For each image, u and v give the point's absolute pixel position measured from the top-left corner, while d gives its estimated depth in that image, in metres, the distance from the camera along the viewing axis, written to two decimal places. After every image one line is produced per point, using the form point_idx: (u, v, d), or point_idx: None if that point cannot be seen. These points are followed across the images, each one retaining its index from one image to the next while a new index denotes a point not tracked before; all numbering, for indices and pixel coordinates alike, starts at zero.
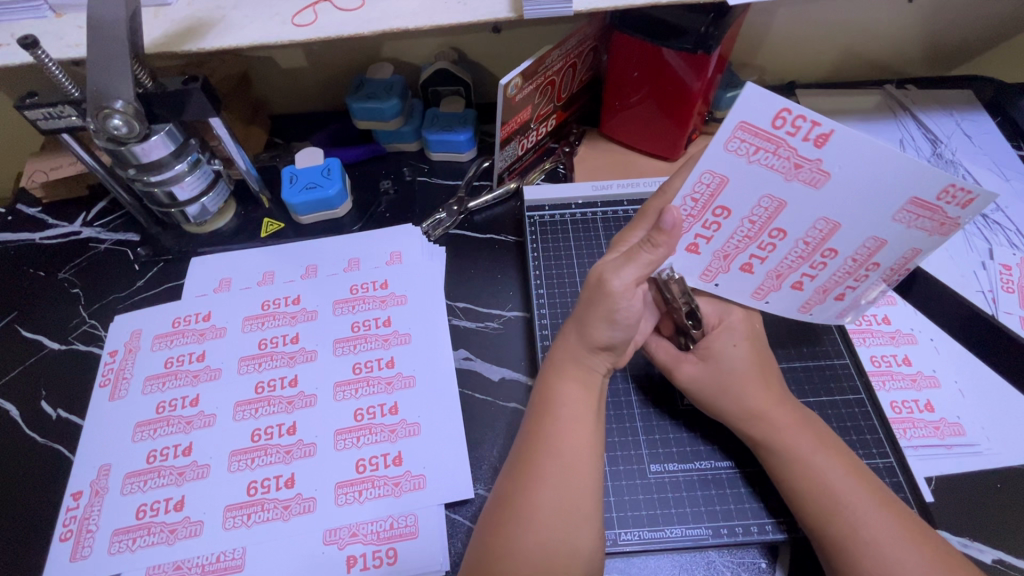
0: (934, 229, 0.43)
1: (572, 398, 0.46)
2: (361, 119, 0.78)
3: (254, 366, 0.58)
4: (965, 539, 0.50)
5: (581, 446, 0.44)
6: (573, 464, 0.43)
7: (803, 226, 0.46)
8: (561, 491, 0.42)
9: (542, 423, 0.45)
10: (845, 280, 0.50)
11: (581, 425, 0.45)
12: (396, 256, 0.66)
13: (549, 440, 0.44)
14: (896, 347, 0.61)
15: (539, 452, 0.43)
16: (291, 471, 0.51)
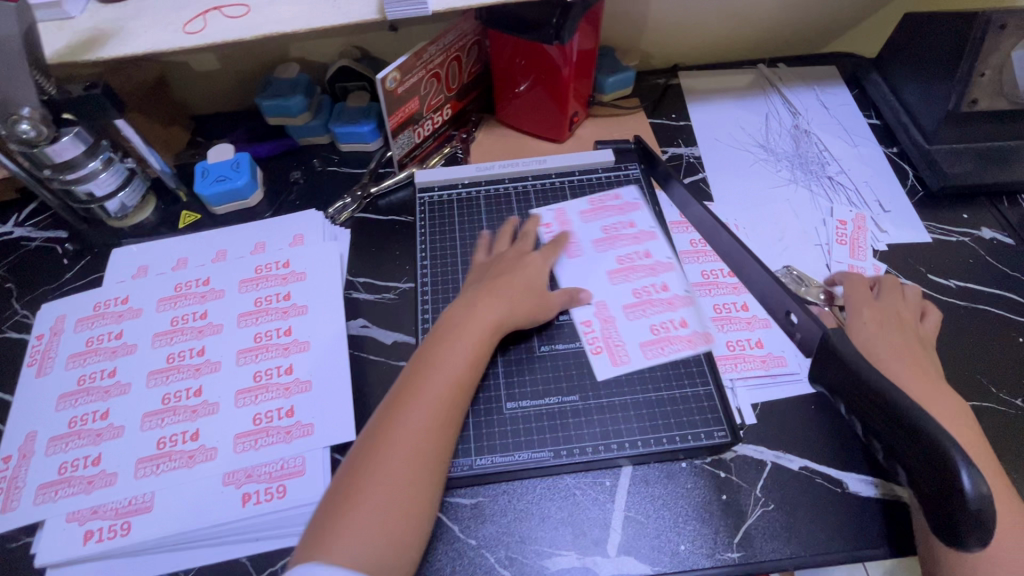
0: (636, 237, 0.72)
1: (467, 333, 0.57)
2: (271, 115, 0.85)
3: (167, 340, 0.65)
4: (778, 452, 0.59)
5: (430, 435, 0.50)
6: (420, 451, 0.49)
7: (622, 291, 0.67)
8: (401, 478, 0.48)
9: (434, 352, 0.55)
10: (654, 270, 0.69)
11: (434, 414, 0.51)
12: (298, 238, 0.74)
13: (406, 427, 0.50)
14: (736, 296, 0.69)
15: (394, 433, 0.49)
16: (196, 426, 0.58)
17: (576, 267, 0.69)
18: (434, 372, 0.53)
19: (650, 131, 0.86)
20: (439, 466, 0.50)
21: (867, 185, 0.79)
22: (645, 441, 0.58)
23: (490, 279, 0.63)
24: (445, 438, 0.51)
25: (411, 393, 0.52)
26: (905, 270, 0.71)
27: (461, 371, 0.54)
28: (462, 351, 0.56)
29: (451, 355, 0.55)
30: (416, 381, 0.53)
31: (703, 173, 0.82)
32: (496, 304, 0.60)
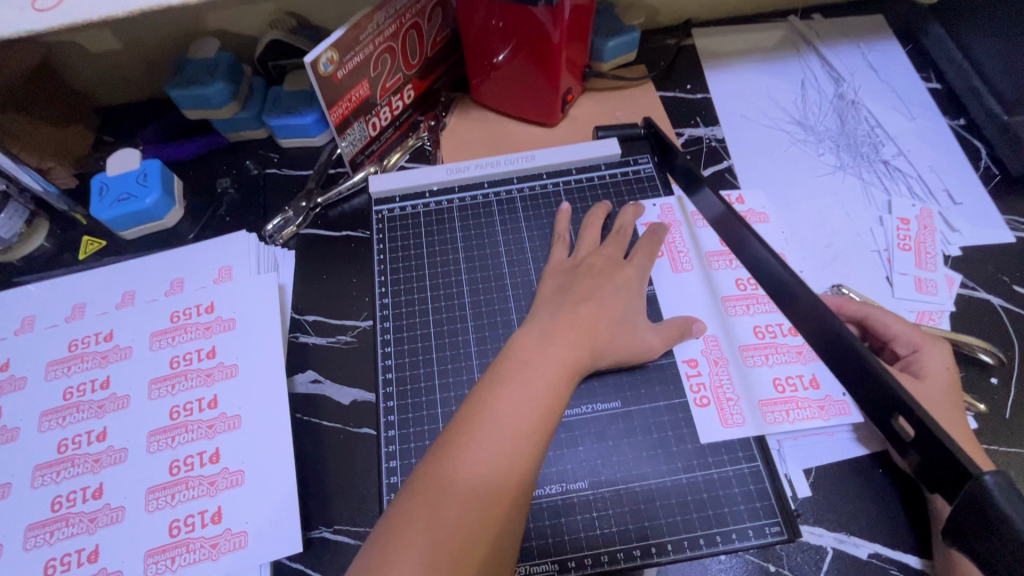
0: (704, 245, 0.58)
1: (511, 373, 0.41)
2: (187, 107, 0.67)
3: (57, 421, 0.50)
4: (841, 534, 0.46)
5: (518, 434, 0.38)
6: (504, 456, 0.37)
7: (713, 328, 0.53)
8: (466, 492, 0.35)
9: (486, 397, 0.39)
10: (745, 296, 0.55)
11: (542, 409, 0.39)
12: (225, 271, 0.59)
13: (480, 424, 0.38)
14: (779, 314, 0.54)
15: (469, 432, 0.38)
16: (95, 542, 0.45)
17: (678, 292, 0.55)
18: (529, 359, 0.42)
19: (661, 110, 0.70)
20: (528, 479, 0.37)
21: (931, 170, 0.64)
22: (677, 543, 0.44)
23: (572, 303, 0.47)
24: (544, 440, 0.39)
25: (507, 382, 0.40)
26: (985, 281, 0.57)
27: (568, 360, 0.42)
28: (570, 341, 0.44)
29: (551, 342, 0.43)
30: (518, 368, 0.41)
31: (728, 162, 0.66)
32: (579, 336, 0.44)
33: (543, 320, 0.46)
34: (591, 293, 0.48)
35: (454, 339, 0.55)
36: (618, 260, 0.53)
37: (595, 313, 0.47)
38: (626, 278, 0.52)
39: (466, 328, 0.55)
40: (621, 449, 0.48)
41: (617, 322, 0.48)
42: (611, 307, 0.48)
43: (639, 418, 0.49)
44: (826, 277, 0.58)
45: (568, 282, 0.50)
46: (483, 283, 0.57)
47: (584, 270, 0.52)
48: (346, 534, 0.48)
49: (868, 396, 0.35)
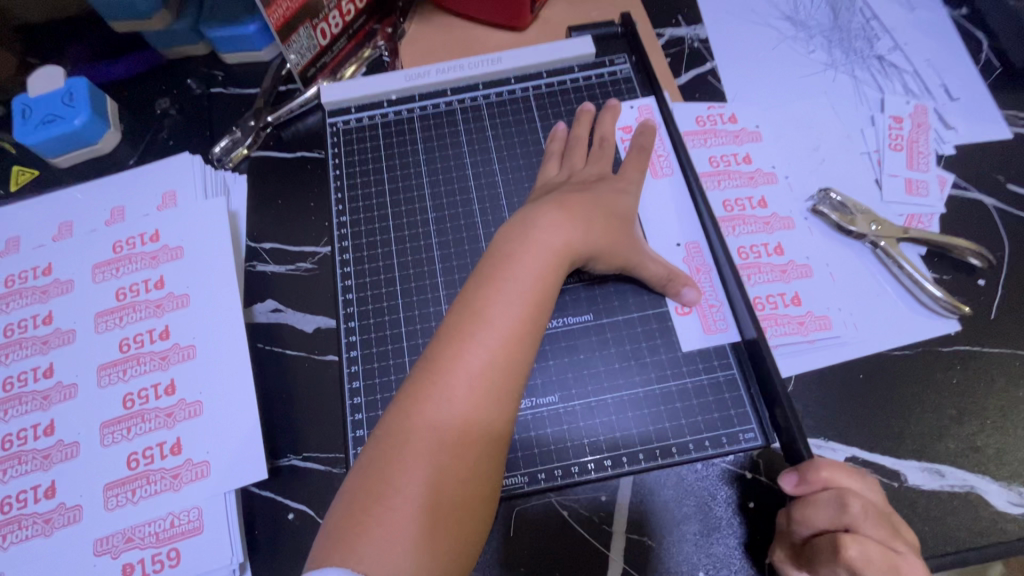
0: (699, 143, 0.56)
1: (496, 274, 0.38)
2: (114, 20, 0.61)
3: (0, 359, 0.48)
4: (818, 439, 0.46)
5: (510, 338, 0.36)
6: (480, 397, 0.34)
7: (695, 234, 0.51)
8: (443, 438, 0.33)
9: (472, 301, 0.37)
10: (740, 209, 0.54)
11: (514, 341, 0.36)
12: (170, 198, 0.54)
13: (470, 331, 0.36)
14: (768, 234, 0.52)
15: (439, 373, 0.35)
16: (51, 478, 0.43)
17: (659, 196, 0.52)
18: (502, 286, 0.37)
19: (640, 7, 0.64)
20: (507, 416, 0.35)
21: (928, 65, 0.60)
22: (648, 452, 0.44)
23: (560, 195, 0.45)
24: (519, 374, 0.36)
25: (477, 314, 0.36)
26: (978, 181, 0.54)
27: (543, 282, 0.38)
28: (546, 251, 0.40)
29: (524, 263, 0.39)
30: (490, 297, 0.37)
31: (711, 63, 0.61)
32: (566, 224, 0.41)
33: (520, 227, 0.41)
34: (579, 190, 0.46)
35: (417, 257, 0.52)
36: (609, 175, 0.49)
37: (584, 203, 0.44)
38: (623, 188, 0.48)
39: (430, 245, 0.52)
40: (593, 363, 0.46)
41: (608, 216, 0.45)
42: (604, 210, 0.45)
43: (611, 330, 0.47)
44: (813, 183, 0.55)
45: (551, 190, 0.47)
46: (447, 198, 0.54)
47: (573, 181, 0.48)
48: (315, 460, 0.46)
49: (767, 391, 0.44)
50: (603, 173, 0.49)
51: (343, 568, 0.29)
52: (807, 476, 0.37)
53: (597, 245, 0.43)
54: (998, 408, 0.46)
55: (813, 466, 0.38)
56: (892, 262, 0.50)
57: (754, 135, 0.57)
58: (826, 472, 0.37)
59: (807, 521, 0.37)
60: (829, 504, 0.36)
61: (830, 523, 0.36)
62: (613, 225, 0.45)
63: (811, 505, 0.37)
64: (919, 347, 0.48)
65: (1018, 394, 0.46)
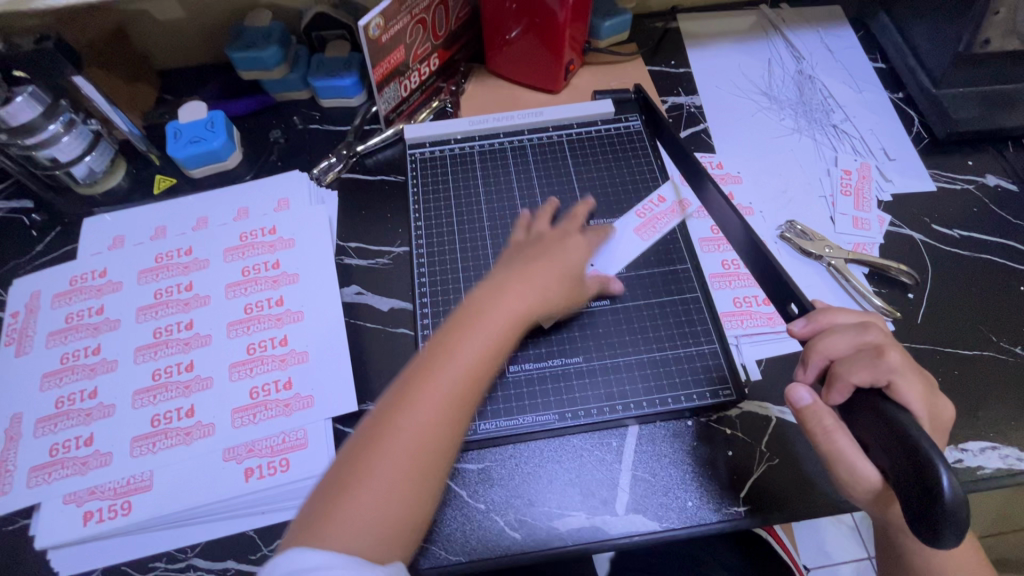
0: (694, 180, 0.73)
1: (463, 325, 0.48)
2: (244, 69, 0.79)
3: (152, 314, 0.62)
4: (779, 406, 0.58)
5: (465, 379, 0.46)
6: (435, 423, 0.44)
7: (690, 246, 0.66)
8: (402, 451, 0.43)
9: (441, 344, 0.47)
10: None
11: (467, 382, 0.46)
12: (283, 202, 0.70)
13: (439, 367, 0.46)
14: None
15: (408, 397, 0.44)
16: (191, 402, 0.57)
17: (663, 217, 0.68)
18: (463, 339, 0.47)
19: (649, 80, 0.82)
20: (451, 442, 0.45)
21: (872, 133, 0.77)
22: (650, 401, 0.57)
23: (525, 257, 0.55)
24: (465, 411, 0.46)
25: (447, 354, 0.46)
26: (909, 221, 0.70)
27: (498, 337, 0.48)
28: (503, 312, 0.49)
29: (483, 322, 0.48)
30: (456, 343, 0.47)
31: (704, 124, 0.78)
32: (524, 292, 0.51)
33: (486, 288, 0.51)
34: (535, 255, 0.56)
35: (475, 255, 0.67)
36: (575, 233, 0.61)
37: (542, 267, 0.54)
38: (575, 245, 0.58)
39: (485, 246, 0.67)
40: (609, 336, 0.60)
41: (561, 275, 0.55)
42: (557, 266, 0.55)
43: (623, 313, 0.61)
44: (781, 216, 0.70)
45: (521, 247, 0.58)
46: (500, 212, 0.70)
47: (534, 241, 0.59)
48: None
49: (775, 287, 0.53)
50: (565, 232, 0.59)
51: (307, 545, 0.39)
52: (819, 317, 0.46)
53: (550, 304, 0.53)
54: None
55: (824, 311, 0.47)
56: (841, 277, 0.65)
57: (736, 177, 0.73)
58: (832, 313, 0.46)
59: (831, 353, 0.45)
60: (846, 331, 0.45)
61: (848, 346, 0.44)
62: (563, 280, 0.55)
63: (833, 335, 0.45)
64: None
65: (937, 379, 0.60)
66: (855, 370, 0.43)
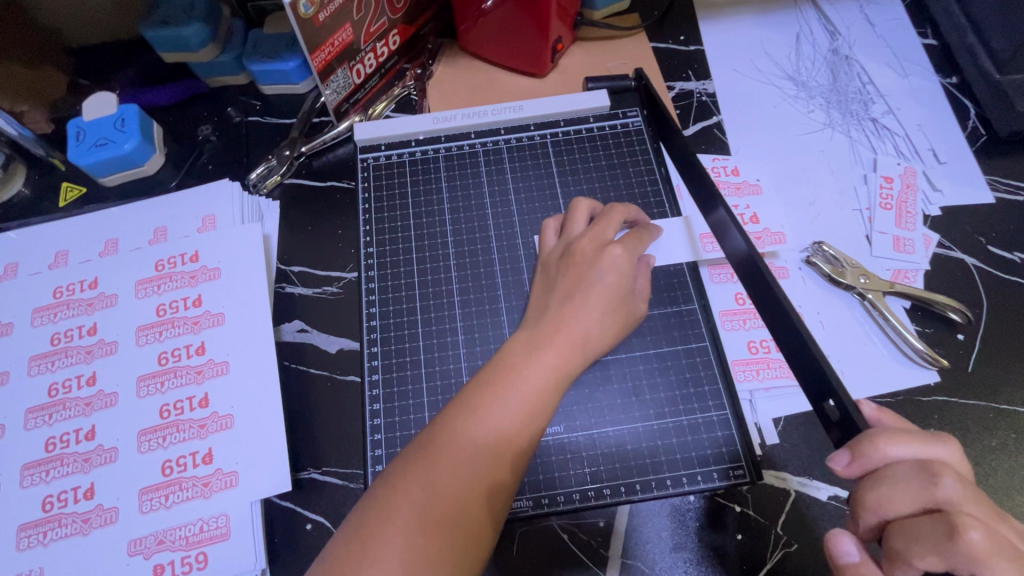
0: None
1: (544, 325, 0.42)
2: (164, 51, 0.65)
3: (47, 365, 0.51)
4: (804, 478, 0.48)
5: (549, 381, 0.39)
6: (517, 424, 0.37)
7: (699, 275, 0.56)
8: (477, 456, 0.36)
9: (520, 343, 0.41)
10: None
11: (553, 382, 0.39)
12: (209, 221, 0.58)
13: (521, 366, 0.39)
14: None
15: (484, 396, 0.38)
16: (90, 480, 0.47)
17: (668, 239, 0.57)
18: (506, 384, 0.38)
19: (653, 62, 0.69)
20: (487, 524, 0.35)
21: (918, 129, 0.64)
22: (645, 483, 0.47)
23: (563, 280, 0.45)
24: (512, 470, 0.37)
25: (527, 351, 0.40)
26: (961, 241, 0.58)
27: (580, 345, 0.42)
28: (548, 363, 0.40)
29: (527, 373, 0.39)
30: (537, 342, 0.41)
31: (717, 117, 0.65)
32: (603, 303, 0.44)
33: (528, 330, 0.42)
34: (572, 289, 0.44)
35: (437, 289, 0.55)
36: (605, 242, 0.47)
37: (580, 309, 0.43)
38: (614, 259, 0.45)
39: (449, 277, 0.56)
40: (596, 396, 0.50)
41: (607, 309, 0.44)
42: (601, 297, 0.44)
43: (614, 367, 0.51)
44: (807, 236, 0.59)
45: (552, 281, 0.46)
46: (468, 235, 0.58)
47: (566, 252, 0.47)
48: (333, 474, 0.50)
49: (808, 377, 0.40)
50: (606, 239, 0.47)
51: None
52: (866, 451, 0.33)
53: (599, 342, 0.43)
54: (972, 456, 0.49)
55: (871, 439, 0.33)
56: (879, 314, 0.54)
57: (754, 185, 0.61)
58: (887, 445, 0.33)
59: (885, 507, 0.32)
60: (909, 480, 0.32)
61: (914, 505, 0.31)
62: (598, 312, 0.43)
63: (888, 484, 0.32)
64: (900, 395, 0.52)
65: (991, 443, 0.50)
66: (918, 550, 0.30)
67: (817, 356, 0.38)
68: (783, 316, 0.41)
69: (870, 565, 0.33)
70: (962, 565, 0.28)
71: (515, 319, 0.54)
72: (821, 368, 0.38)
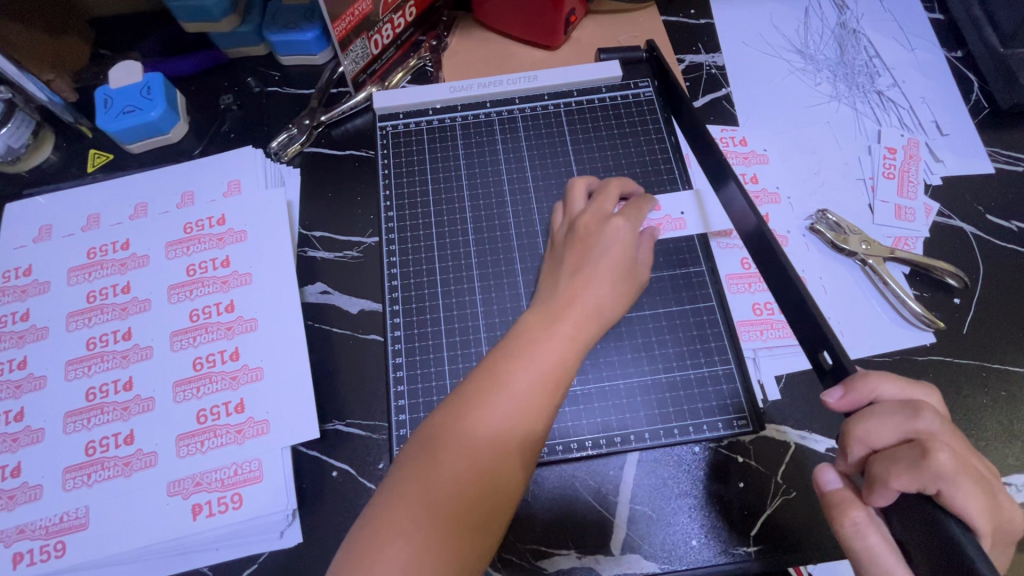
0: None
1: (545, 314, 0.43)
2: (186, 21, 0.66)
3: (84, 321, 0.54)
4: (803, 431, 0.51)
5: (552, 366, 0.40)
6: (519, 410, 0.38)
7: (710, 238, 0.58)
8: (481, 444, 0.37)
9: (524, 329, 0.42)
10: None
11: (556, 367, 0.40)
12: (234, 185, 0.60)
13: (524, 354, 0.40)
14: None
15: (488, 387, 0.39)
16: (130, 427, 0.50)
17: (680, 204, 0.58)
18: (514, 367, 0.40)
19: (664, 34, 0.70)
20: (520, 478, 0.38)
21: (923, 102, 0.66)
22: (654, 432, 0.50)
23: (569, 253, 0.47)
24: (518, 455, 0.38)
25: (531, 338, 0.41)
26: (960, 210, 0.60)
27: (581, 330, 0.43)
28: (559, 340, 0.42)
29: (546, 344, 0.41)
30: (539, 330, 0.42)
31: (726, 89, 0.67)
32: (609, 282, 0.46)
33: (543, 304, 0.44)
34: (580, 261, 0.47)
35: (455, 252, 0.58)
36: (608, 215, 0.50)
37: (589, 278, 0.45)
38: (618, 231, 0.48)
39: (467, 242, 0.58)
40: (607, 353, 0.52)
41: (616, 277, 0.46)
42: (608, 268, 0.46)
43: (625, 325, 0.53)
44: (811, 203, 0.61)
45: (557, 256, 0.48)
46: (483, 200, 0.60)
47: (574, 229, 0.49)
48: (357, 426, 0.52)
49: (805, 330, 0.43)
50: (606, 213, 0.50)
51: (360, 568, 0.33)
52: (857, 386, 0.36)
53: (618, 309, 0.46)
54: (963, 412, 0.52)
55: (862, 376, 0.36)
56: (878, 279, 0.56)
57: (762, 155, 0.63)
58: (876, 381, 0.36)
59: (870, 436, 0.34)
60: (895, 413, 0.34)
61: (898, 433, 0.33)
62: (607, 284, 0.46)
63: (876, 415, 0.34)
64: (898, 354, 0.54)
65: (982, 400, 0.52)
66: (892, 473, 0.32)
67: (817, 312, 0.41)
68: (788, 280, 0.43)
69: (849, 493, 0.36)
70: (931, 483, 0.31)
71: (530, 281, 0.56)
72: (818, 324, 0.41)
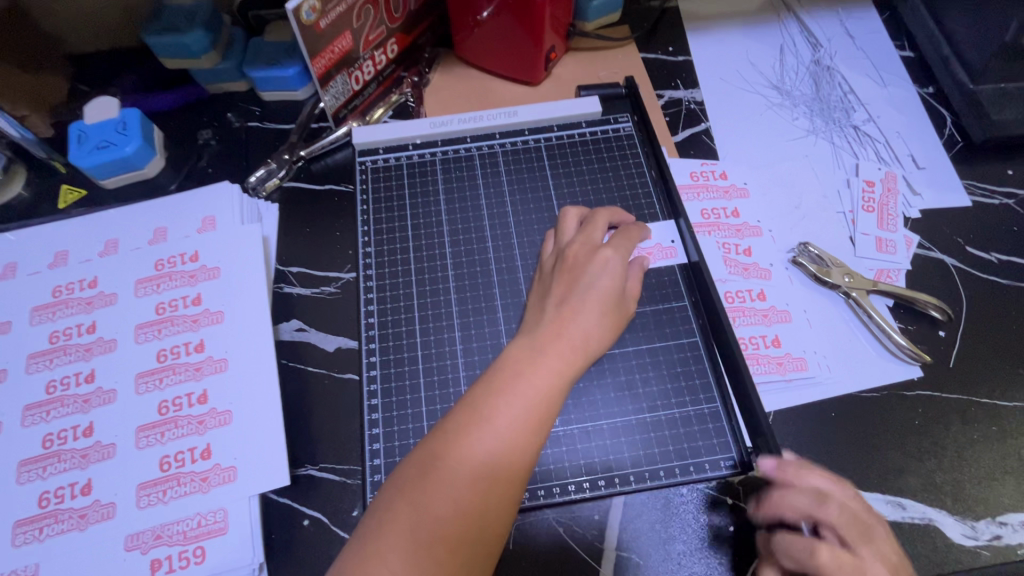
0: (696, 193, 0.63)
1: (533, 339, 0.42)
2: (166, 57, 0.66)
3: (45, 363, 0.52)
4: None
5: (541, 395, 0.39)
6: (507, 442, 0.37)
7: None
8: (468, 478, 0.35)
9: (513, 356, 0.41)
10: (727, 252, 0.60)
11: (544, 397, 0.39)
12: (209, 221, 0.59)
13: (512, 383, 0.39)
14: (750, 281, 0.58)
15: (474, 417, 0.37)
16: (88, 476, 0.47)
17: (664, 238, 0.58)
18: (500, 396, 0.38)
19: (643, 71, 0.71)
20: (507, 515, 0.36)
21: (898, 136, 0.67)
22: (639, 475, 0.48)
23: (558, 282, 0.46)
24: (505, 489, 0.36)
25: (519, 367, 0.40)
26: (940, 242, 0.61)
27: (572, 357, 0.41)
28: (547, 370, 0.40)
29: (532, 377, 0.39)
30: (529, 356, 0.41)
31: (705, 124, 0.68)
32: (600, 314, 0.44)
33: (532, 330, 0.43)
34: (566, 292, 0.45)
35: (434, 287, 0.57)
36: (596, 244, 0.49)
37: (576, 308, 0.44)
38: (607, 263, 0.47)
39: (446, 277, 0.57)
40: (590, 392, 0.51)
41: (602, 308, 0.45)
42: (596, 300, 0.45)
43: (608, 362, 0.52)
44: (793, 236, 0.61)
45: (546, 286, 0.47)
46: (464, 234, 0.59)
47: (563, 256, 0.48)
48: (330, 470, 0.50)
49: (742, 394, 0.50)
50: (595, 243, 0.49)
51: None
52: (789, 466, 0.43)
53: (604, 340, 0.44)
54: (955, 449, 0.51)
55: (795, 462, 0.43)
56: (862, 311, 0.56)
57: (743, 189, 0.63)
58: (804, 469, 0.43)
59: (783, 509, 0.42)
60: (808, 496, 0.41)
61: (802, 514, 0.41)
62: (593, 314, 0.44)
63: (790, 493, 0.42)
64: (885, 390, 0.53)
65: (973, 435, 0.51)
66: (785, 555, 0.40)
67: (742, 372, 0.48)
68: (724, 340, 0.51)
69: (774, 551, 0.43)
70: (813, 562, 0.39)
71: (510, 317, 0.55)
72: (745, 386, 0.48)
